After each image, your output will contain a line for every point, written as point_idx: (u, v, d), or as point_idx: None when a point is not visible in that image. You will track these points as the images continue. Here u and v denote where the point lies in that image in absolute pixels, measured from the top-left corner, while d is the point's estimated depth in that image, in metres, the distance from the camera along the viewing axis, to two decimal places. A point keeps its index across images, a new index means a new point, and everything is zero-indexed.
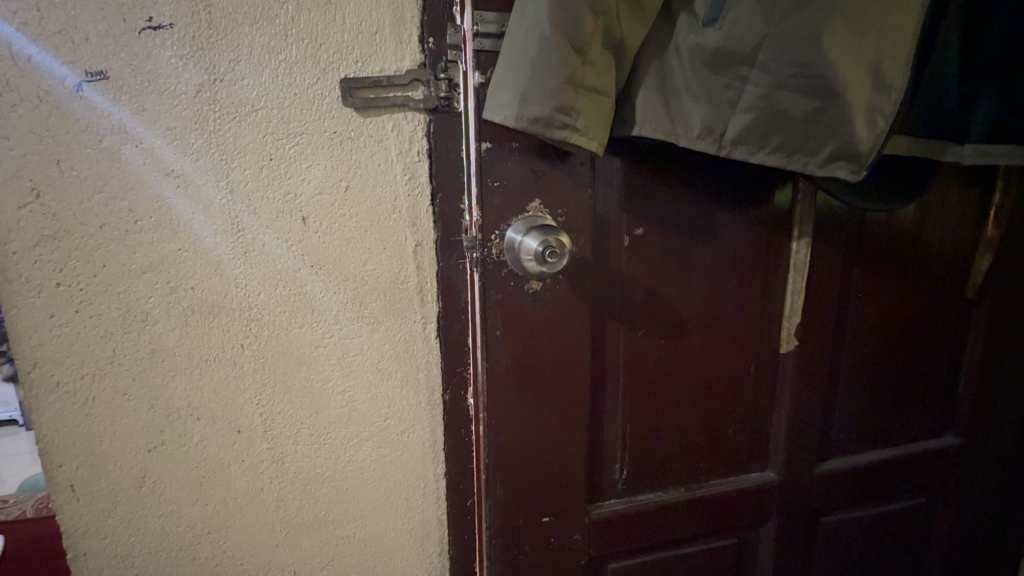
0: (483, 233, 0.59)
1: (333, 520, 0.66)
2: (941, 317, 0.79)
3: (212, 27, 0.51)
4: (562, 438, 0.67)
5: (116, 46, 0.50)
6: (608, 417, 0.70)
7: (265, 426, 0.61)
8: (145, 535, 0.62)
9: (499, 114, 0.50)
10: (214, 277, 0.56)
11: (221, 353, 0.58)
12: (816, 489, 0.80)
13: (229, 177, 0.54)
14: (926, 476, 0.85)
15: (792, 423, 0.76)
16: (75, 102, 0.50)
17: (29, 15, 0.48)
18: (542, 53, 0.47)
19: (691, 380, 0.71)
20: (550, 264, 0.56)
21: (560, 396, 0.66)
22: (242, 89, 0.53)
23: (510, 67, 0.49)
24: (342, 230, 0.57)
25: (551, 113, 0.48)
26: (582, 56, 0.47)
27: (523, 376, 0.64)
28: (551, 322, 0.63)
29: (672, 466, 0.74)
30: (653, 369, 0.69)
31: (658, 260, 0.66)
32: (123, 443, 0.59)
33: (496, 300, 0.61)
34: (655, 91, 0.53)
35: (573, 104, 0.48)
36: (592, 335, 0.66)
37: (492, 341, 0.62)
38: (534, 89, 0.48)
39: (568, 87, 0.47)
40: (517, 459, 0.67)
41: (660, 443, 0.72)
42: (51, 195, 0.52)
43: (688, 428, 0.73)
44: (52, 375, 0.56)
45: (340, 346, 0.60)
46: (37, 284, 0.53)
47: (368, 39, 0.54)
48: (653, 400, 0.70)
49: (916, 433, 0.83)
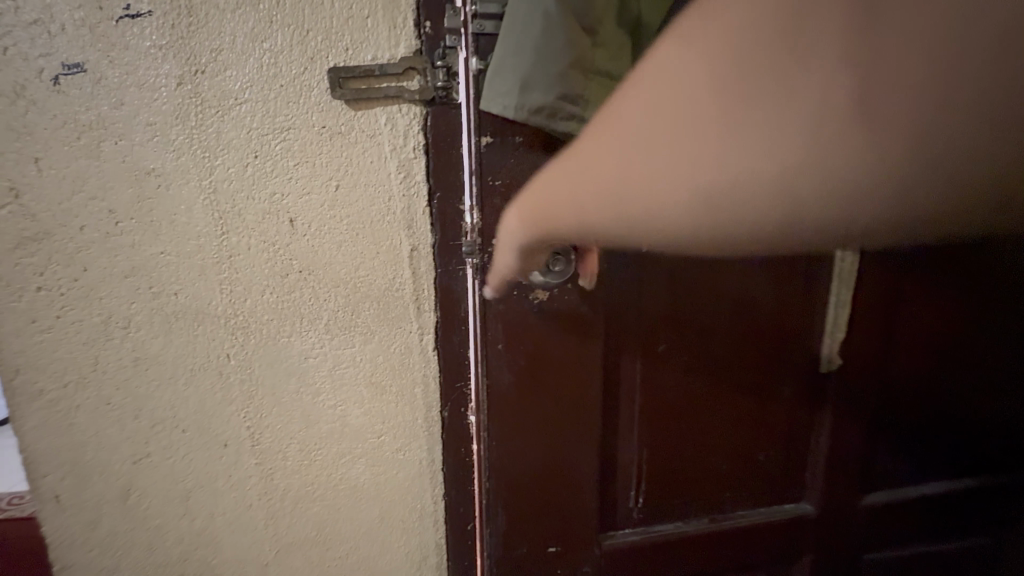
0: (482, 238, 0.55)
1: (326, 540, 0.62)
2: (1012, 335, 0.69)
3: (192, 14, 0.47)
4: (570, 460, 0.62)
5: (93, 36, 0.47)
6: (623, 439, 0.64)
7: (253, 441, 0.58)
8: (132, 549, 0.60)
9: (497, 103, 0.44)
10: (199, 282, 0.53)
11: (206, 362, 0.55)
12: (858, 524, 0.72)
13: (213, 175, 0.51)
14: (989, 512, 0.76)
15: (832, 449, 0.68)
16: (53, 97, 0.48)
17: (4, 5, 0.46)
18: (545, 34, 0.41)
19: (718, 399, 0.64)
20: (552, 274, 0.55)
21: (567, 416, 0.60)
22: (225, 81, 0.49)
23: (507, 50, 0.43)
24: (333, 233, 0.53)
25: (555, 103, 0.43)
26: (592, 36, 0.42)
27: (527, 392, 0.59)
28: (558, 335, 0.58)
29: (694, 494, 0.67)
30: (673, 389, 0.63)
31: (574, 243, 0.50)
32: (107, 454, 0.56)
33: (496, 312, 0.57)
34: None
35: (580, 92, 0.43)
36: (605, 349, 0.60)
37: (493, 355, 0.58)
38: (536, 74, 0.42)
39: (576, 71, 0.42)
40: (520, 480, 0.62)
41: (681, 468, 0.66)
42: (30, 194, 0.49)
43: (713, 453, 0.66)
44: (35, 383, 0.54)
45: (331, 357, 0.56)
46: (17, 288, 0.51)
47: (359, 24, 0.49)
48: (673, 421, 0.64)
49: (976, 464, 0.74)
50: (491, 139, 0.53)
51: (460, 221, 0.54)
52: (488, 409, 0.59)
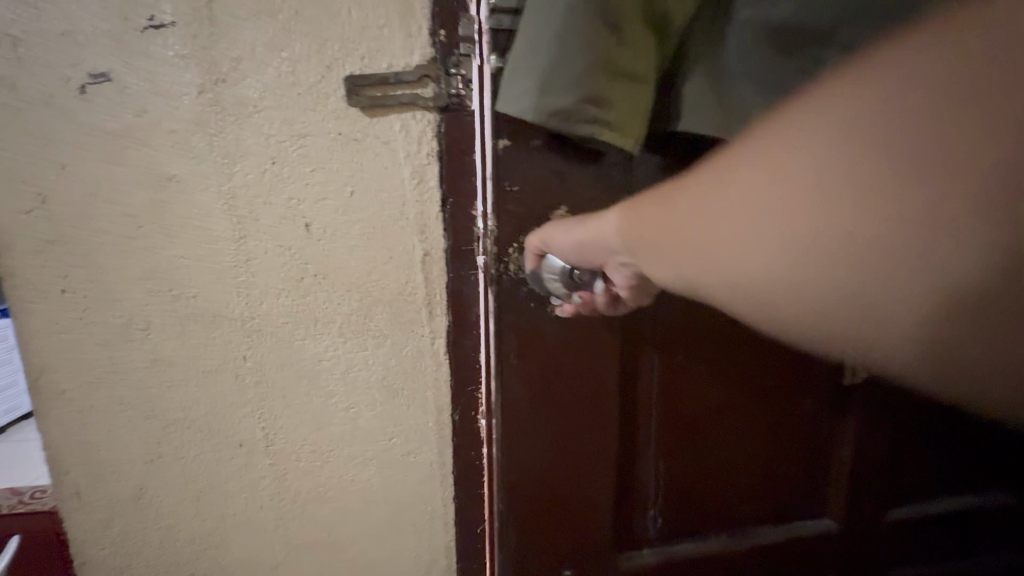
0: (498, 246, 0.55)
1: (337, 541, 0.62)
2: None
3: (213, 25, 0.49)
4: (586, 475, 0.62)
5: (118, 46, 0.48)
6: (636, 450, 0.63)
7: (267, 442, 0.59)
8: (145, 548, 0.61)
9: (515, 105, 0.45)
10: (215, 285, 0.54)
11: (223, 364, 0.56)
12: (881, 538, 0.72)
13: (231, 181, 0.52)
14: (1011, 527, 0.74)
15: (855, 462, 0.68)
16: (78, 105, 0.49)
17: (34, 16, 0.47)
18: (568, 35, 0.42)
19: (737, 412, 0.64)
20: (579, 283, 0.50)
21: (581, 425, 0.60)
22: (244, 90, 0.50)
23: (529, 50, 0.43)
24: (347, 238, 0.54)
25: (574, 105, 0.43)
26: (613, 37, 0.42)
27: (543, 404, 0.59)
28: (572, 343, 0.58)
29: (711, 511, 0.66)
30: (691, 403, 0.62)
31: (613, 270, 0.44)
32: (123, 454, 0.57)
33: (512, 321, 0.57)
34: (708, 78, 0.46)
35: (603, 93, 0.43)
36: (622, 363, 0.60)
37: (509, 367, 0.58)
38: (556, 76, 0.42)
39: (596, 72, 0.42)
40: (536, 494, 0.62)
41: (698, 484, 0.65)
42: (54, 199, 0.51)
43: (731, 469, 0.65)
44: (58, 383, 0.55)
45: (344, 359, 0.57)
46: (41, 291, 0.53)
47: (375, 33, 0.50)
48: (691, 435, 0.63)
49: (999, 478, 0.72)
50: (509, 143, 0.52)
51: (473, 226, 0.55)
52: (504, 421, 0.59)
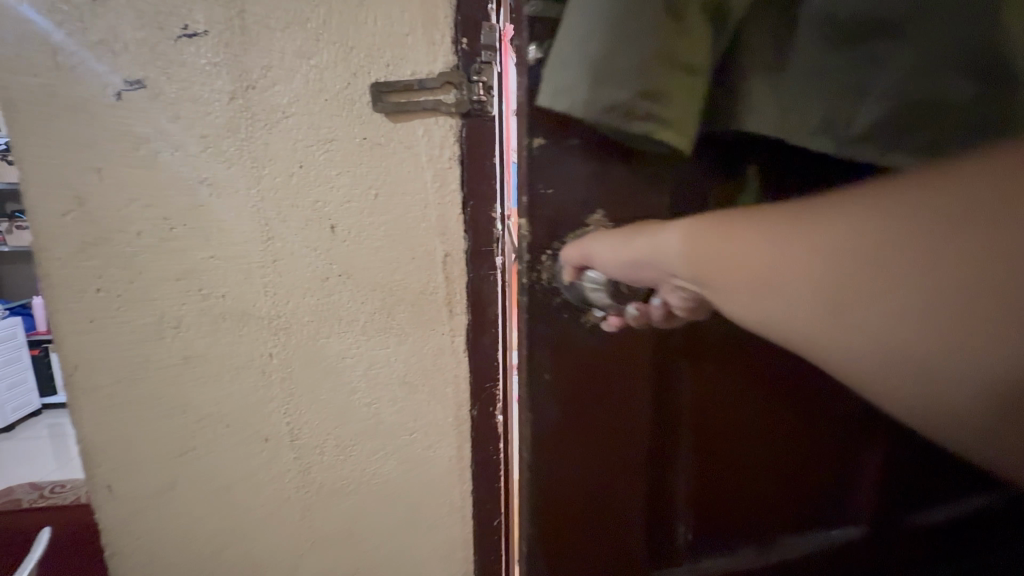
0: (531, 253, 0.45)
1: (359, 533, 0.64)
2: None
3: (244, 34, 0.50)
4: (621, 501, 0.54)
5: (153, 54, 0.50)
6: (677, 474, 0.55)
7: (292, 436, 0.61)
8: (175, 538, 0.63)
9: (558, 100, 0.38)
10: (244, 285, 0.56)
11: (250, 360, 0.58)
12: None
13: (260, 184, 0.54)
14: None
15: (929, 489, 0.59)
16: (114, 111, 0.51)
17: (73, 26, 0.49)
18: (629, 12, 0.34)
19: (794, 433, 0.55)
20: (626, 296, 0.43)
21: (609, 445, 0.52)
22: (274, 96, 0.52)
23: (580, 28, 0.36)
24: (371, 239, 0.56)
25: (630, 100, 0.36)
26: (677, 23, 0.35)
27: (575, 425, 0.51)
28: (601, 358, 0.49)
29: (757, 539, 0.58)
30: (743, 422, 0.53)
31: (668, 293, 0.39)
32: (154, 448, 0.60)
33: (541, 336, 0.48)
34: (788, 78, 0.36)
35: (667, 86, 0.36)
36: (666, 377, 0.51)
37: (537, 384, 0.49)
38: (608, 67, 0.35)
39: (656, 63, 0.35)
40: (565, 525, 0.53)
41: (745, 510, 0.57)
42: (90, 201, 0.53)
43: (782, 495, 0.57)
44: (91, 380, 0.57)
45: (366, 357, 0.59)
46: (76, 291, 0.55)
47: (400, 41, 0.51)
48: (741, 459, 0.55)
49: None
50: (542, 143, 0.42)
51: (493, 228, 0.56)
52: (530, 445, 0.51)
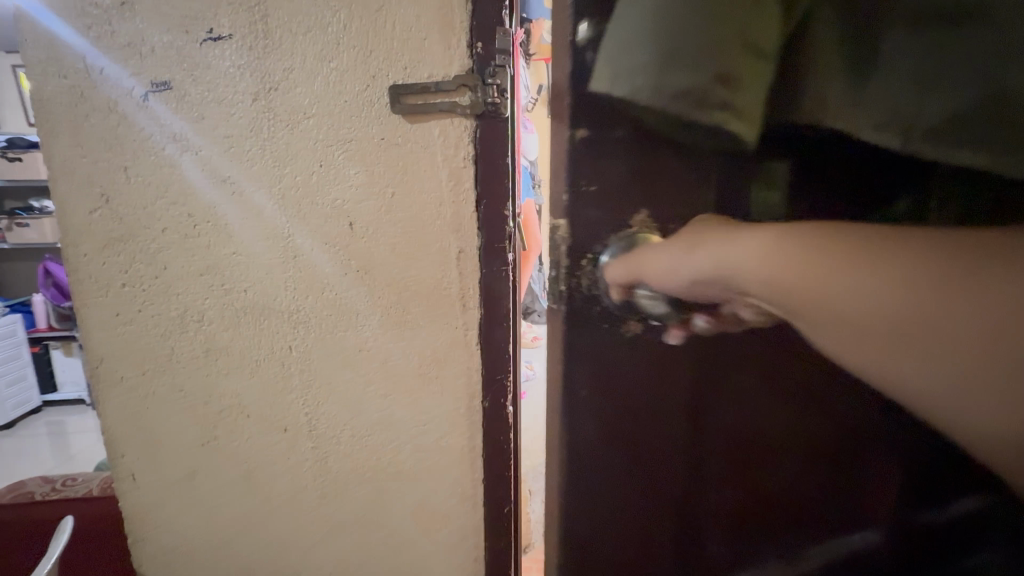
0: (570, 258, 0.43)
1: (373, 520, 0.67)
2: None
3: (267, 37, 0.52)
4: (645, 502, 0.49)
5: (178, 56, 0.52)
6: (705, 477, 0.47)
7: (310, 426, 0.63)
8: (198, 523, 0.65)
9: (624, 82, 0.38)
10: (265, 280, 0.58)
11: (270, 352, 0.60)
12: None
13: (280, 183, 0.56)
14: None
15: None
16: (141, 112, 0.53)
17: (103, 30, 0.52)
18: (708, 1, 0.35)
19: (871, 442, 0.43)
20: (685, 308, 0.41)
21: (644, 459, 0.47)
22: (294, 98, 0.54)
23: (647, 17, 0.36)
24: (388, 236, 0.58)
25: (704, 85, 0.36)
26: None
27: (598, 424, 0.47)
28: (633, 365, 0.45)
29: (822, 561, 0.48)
30: (782, 421, 0.44)
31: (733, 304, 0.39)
32: (178, 437, 0.62)
33: (574, 346, 0.45)
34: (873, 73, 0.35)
35: (738, 74, 0.36)
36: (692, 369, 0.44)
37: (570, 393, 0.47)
38: (683, 46, 0.36)
39: (733, 42, 0.36)
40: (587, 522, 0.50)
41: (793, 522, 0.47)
42: (118, 199, 0.55)
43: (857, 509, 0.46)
44: (116, 371, 0.60)
45: (382, 350, 0.61)
46: (104, 285, 0.57)
47: (417, 45, 0.53)
48: (781, 463, 0.46)
49: None
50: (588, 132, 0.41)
51: (506, 225, 0.58)
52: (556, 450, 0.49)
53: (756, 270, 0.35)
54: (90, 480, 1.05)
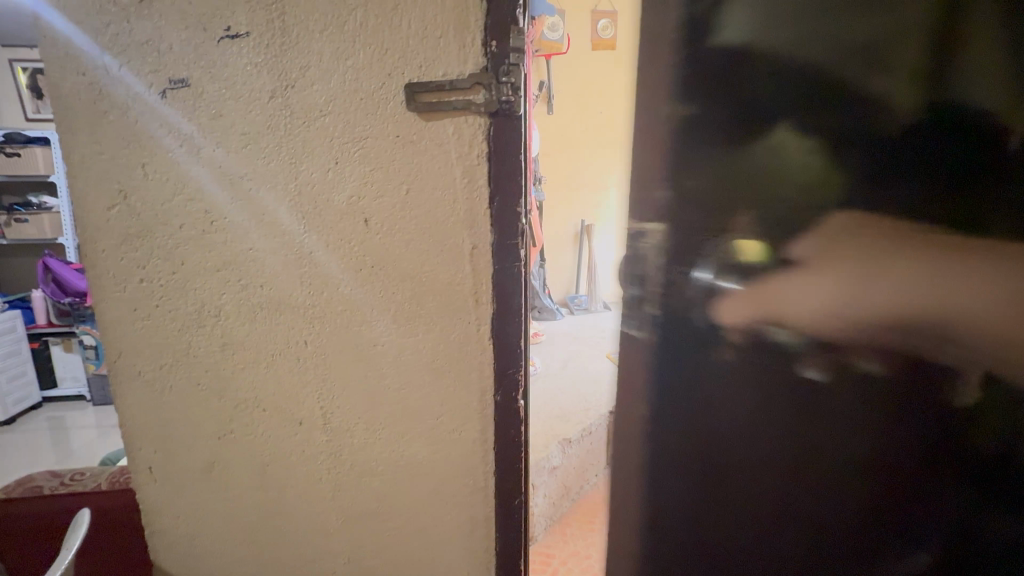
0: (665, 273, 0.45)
1: (386, 512, 0.68)
2: None
3: (284, 35, 0.53)
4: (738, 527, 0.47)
5: (196, 54, 0.53)
6: (817, 513, 0.43)
7: (324, 420, 0.64)
8: (215, 514, 0.67)
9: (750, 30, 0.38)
10: (281, 276, 0.59)
11: (286, 347, 0.61)
12: None
13: (297, 180, 0.56)
14: None
15: None
16: (159, 109, 0.54)
17: (122, 28, 0.52)
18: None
19: None
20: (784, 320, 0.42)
21: (758, 491, 0.45)
22: (311, 96, 0.54)
23: None
24: (402, 232, 0.58)
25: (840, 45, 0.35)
26: None
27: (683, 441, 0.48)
28: (738, 386, 0.44)
29: None
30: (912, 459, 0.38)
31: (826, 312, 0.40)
32: (195, 429, 0.63)
33: (673, 364, 0.47)
34: None
35: (879, 48, 0.35)
36: (787, 396, 0.42)
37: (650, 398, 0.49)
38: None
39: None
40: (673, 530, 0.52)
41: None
42: (136, 195, 0.56)
43: None
44: (135, 365, 0.61)
45: (396, 344, 0.62)
46: (122, 280, 0.58)
47: (433, 43, 0.54)
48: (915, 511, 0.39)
49: None
50: (676, 150, 0.43)
51: (519, 222, 0.59)
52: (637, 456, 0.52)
53: (826, 287, 0.39)
54: (97, 472, 1.05)
